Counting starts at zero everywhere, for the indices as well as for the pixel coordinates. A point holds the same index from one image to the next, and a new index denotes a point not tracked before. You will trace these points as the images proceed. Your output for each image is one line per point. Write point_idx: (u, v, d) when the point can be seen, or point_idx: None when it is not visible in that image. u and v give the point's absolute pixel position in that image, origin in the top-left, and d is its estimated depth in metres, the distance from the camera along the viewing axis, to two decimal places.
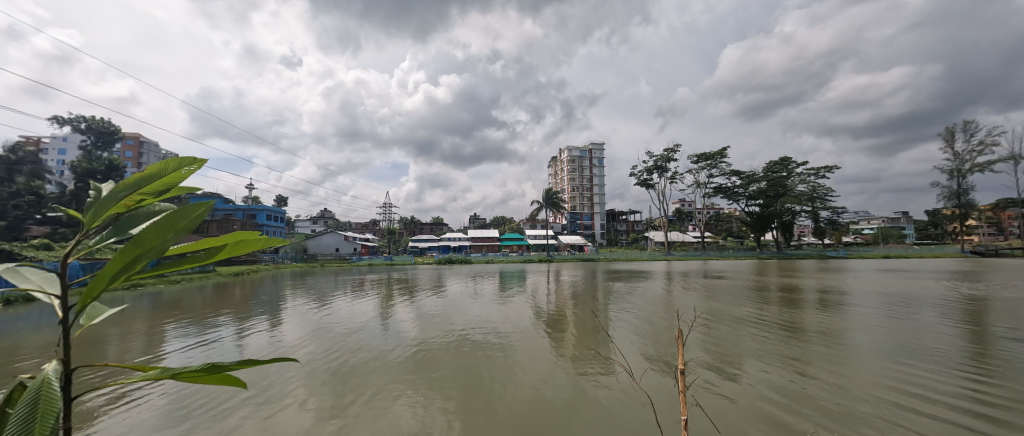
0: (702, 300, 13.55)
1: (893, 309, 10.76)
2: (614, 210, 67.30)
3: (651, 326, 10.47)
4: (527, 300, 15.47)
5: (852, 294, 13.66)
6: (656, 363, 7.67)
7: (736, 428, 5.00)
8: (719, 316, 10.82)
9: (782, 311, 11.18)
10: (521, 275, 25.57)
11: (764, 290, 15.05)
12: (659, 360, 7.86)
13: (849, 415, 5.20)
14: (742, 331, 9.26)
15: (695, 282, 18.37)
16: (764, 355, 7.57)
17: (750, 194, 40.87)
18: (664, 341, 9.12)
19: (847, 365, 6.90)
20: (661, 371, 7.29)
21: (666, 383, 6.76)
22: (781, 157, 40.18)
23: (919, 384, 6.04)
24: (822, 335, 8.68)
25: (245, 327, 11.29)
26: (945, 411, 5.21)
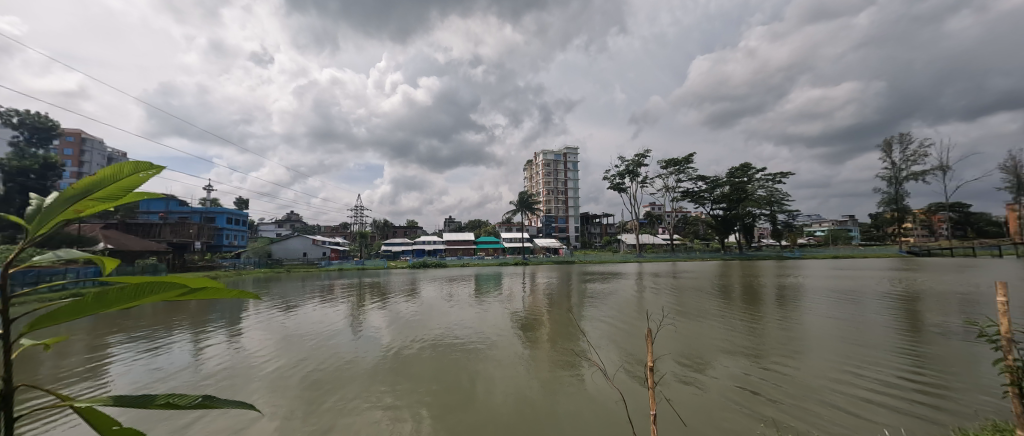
0: (669, 299, 14.11)
1: (842, 304, 11.66)
2: (587, 214, 68.70)
3: (622, 326, 10.88)
4: (502, 303, 15.63)
5: (806, 291, 14.67)
6: (626, 361, 8.04)
7: (702, 421, 5.34)
8: (688, 315, 11.31)
9: (744, 308, 11.88)
10: (496, 278, 25.70)
11: (726, 289, 15.86)
12: (629, 358, 8.21)
13: (799, 406, 5.61)
14: (708, 328, 9.76)
15: (665, 283, 18.95)
16: (727, 350, 8.09)
17: (715, 198, 42.77)
18: (634, 340, 9.51)
19: (798, 359, 7.44)
20: (631, 369, 7.62)
21: (636, 381, 7.09)
22: (742, 164, 42.34)
23: (860, 375, 6.60)
24: (778, 330, 9.30)
25: (200, 337, 10.73)
26: (886, 399, 5.74)
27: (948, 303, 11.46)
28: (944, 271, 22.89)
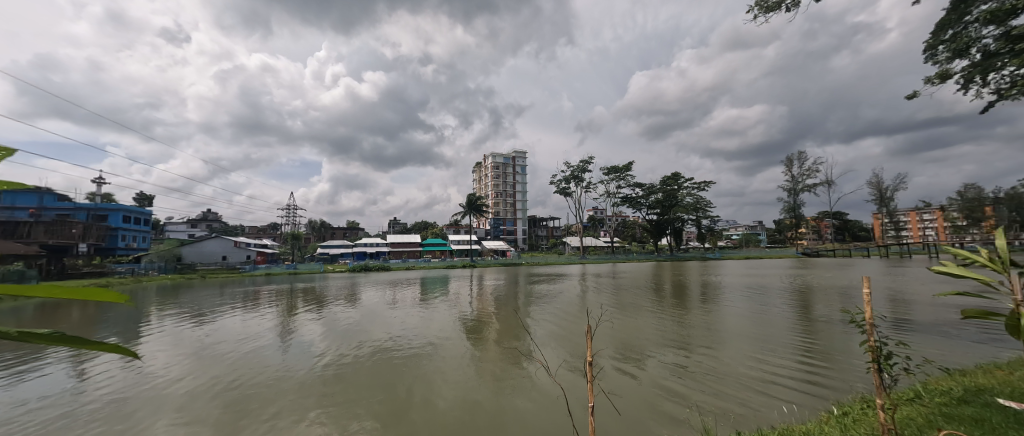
0: (608, 298, 14.91)
1: (754, 299, 13.24)
2: (535, 217, 70.33)
3: (565, 325, 11.41)
4: (448, 306, 15.52)
5: (725, 287, 16.42)
6: (569, 359, 8.47)
7: (636, 410, 5.82)
8: (625, 312, 12.08)
9: (675, 304, 13.00)
10: (443, 281, 25.38)
11: (658, 288, 17.12)
12: (571, 355, 8.67)
13: (718, 394, 6.24)
14: (643, 324, 10.50)
15: (605, 283, 19.96)
16: (659, 343, 8.83)
17: (650, 203, 45.91)
18: (577, 338, 10.03)
19: (719, 351, 8.27)
20: (573, 365, 8.06)
21: (577, 377, 7.49)
22: (673, 173, 45.90)
23: (768, 363, 7.50)
24: (702, 325, 10.26)
25: (89, 359, 9.32)
26: (786, 382, 6.67)
27: (835, 295, 13.53)
28: (833, 268, 26.82)
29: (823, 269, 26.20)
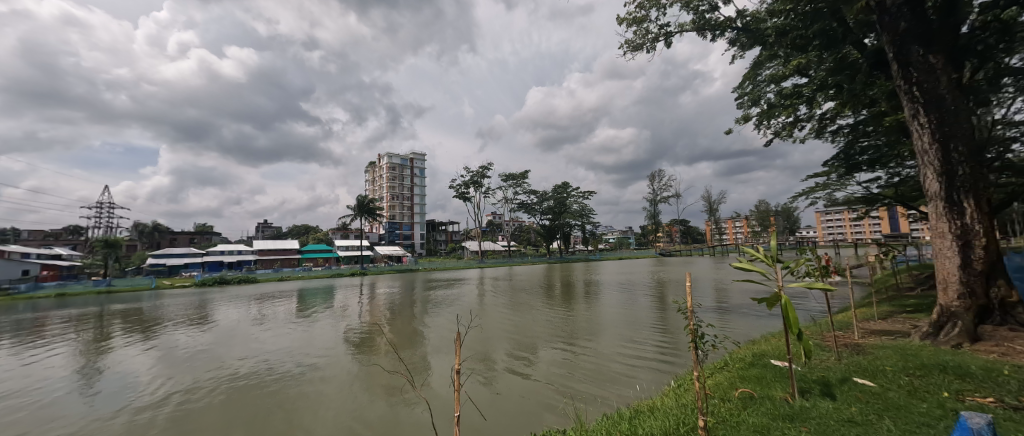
0: (502, 301, 15.46)
1: (626, 294, 15.32)
2: (433, 221, 69.03)
3: (461, 328, 11.55)
4: (332, 320, 14.17)
5: (603, 285, 18.65)
6: (465, 358, 8.63)
7: (527, 400, 6.27)
8: (519, 311, 12.76)
9: (562, 302, 14.26)
10: (327, 292, 23.11)
11: (548, 288, 18.44)
12: (468, 354, 8.85)
13: (596, 382, 6.95)
14: (534, 322, 11.22)
15: (500, 285, 20.65)
16: (549, 338, 9.61)
17: (543, 209, 49.20)
18: (473, 338, 10.26)
19: (598, 343, 9.27)
20: (469, 364, 8.24)
21: (472, 373, 7.70)
22: (563, 183, 50.16)
23: (636, 351, 8.67)
24: (586, 319, 11.40)
25: None
26: (647, 363, 7.94)
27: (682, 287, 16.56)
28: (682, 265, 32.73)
29: (676, 266, 31.74)
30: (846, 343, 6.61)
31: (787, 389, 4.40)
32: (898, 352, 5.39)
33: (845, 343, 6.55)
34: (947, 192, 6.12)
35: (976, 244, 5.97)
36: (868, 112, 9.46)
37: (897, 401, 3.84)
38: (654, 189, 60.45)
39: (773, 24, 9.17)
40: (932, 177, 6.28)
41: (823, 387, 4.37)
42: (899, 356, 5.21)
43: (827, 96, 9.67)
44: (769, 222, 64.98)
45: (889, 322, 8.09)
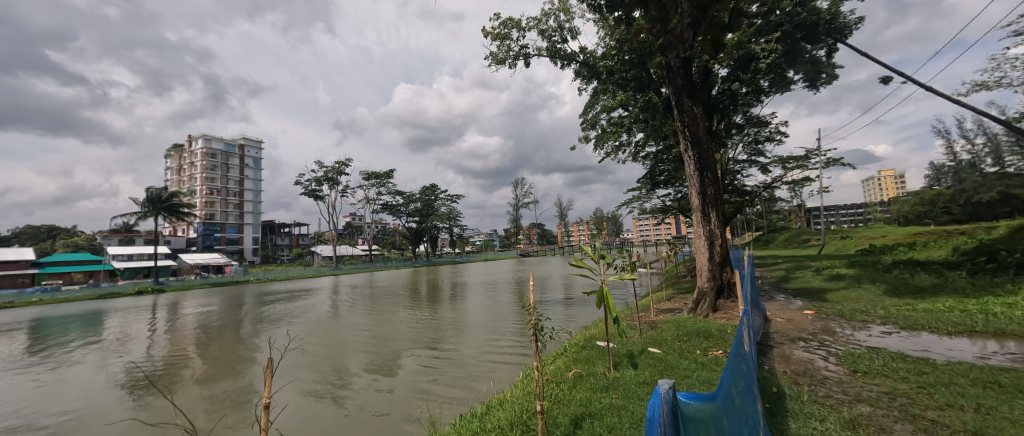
0: (357, 311, 14.05)
1: (490, 294, 15.99)
2: (272, 223, 58.71)
3: (309, 341, 10.06)
4: (111, 353, 10.39)
5: (468, 286, 19.11)
6: (313, 374, 7.52)
7: (390, 408, 5.80)
8: (380, 323, 11.82)
9: (427, 306, 13.96)
10: (101, 317, 16.93)
11: (411, 293, 17.80)
12: (317, 371, 7.73)
13: (465, 379, 6.92)
14: (396, 332, 10.56)
15: (358, 293, 18.93)
16: (413, 345, 9.20)
17: (409, 212, 47.46)
18: (323, 351, 9.05)
19: (463, 344, 9.29)
20: (317, 380, 7.20)
21: (321, 389, 6.75)
22: (431, 185, 49.25)
23: (501, 346, 9.02)
24: (451, 324, 11.31)
25: None
26: (511, 354, 8.35)
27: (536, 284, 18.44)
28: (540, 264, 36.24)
29: (535, 265, 34.97)
30: (643, 321, 8.48)
31: (605, 364, 5.29)
32: (674, 325, 7.19)
33: (644, 321, 8.49)
34: (703, 205, 8.32)
35: (715, 241, 8.37)
36: (664, 144, 12.71)
37: (672, 362, 5.13)
38: (520, 194, 65.58)
39: (604, 63, 10.89)
40: (694, 194, 8.34)
41: (628, 359, 5.42)
42: (674, 327, 6.96)
43: (640, 128, 12.39)
44: (604, 226, 77.90)
45: (670, 302, 10.96)
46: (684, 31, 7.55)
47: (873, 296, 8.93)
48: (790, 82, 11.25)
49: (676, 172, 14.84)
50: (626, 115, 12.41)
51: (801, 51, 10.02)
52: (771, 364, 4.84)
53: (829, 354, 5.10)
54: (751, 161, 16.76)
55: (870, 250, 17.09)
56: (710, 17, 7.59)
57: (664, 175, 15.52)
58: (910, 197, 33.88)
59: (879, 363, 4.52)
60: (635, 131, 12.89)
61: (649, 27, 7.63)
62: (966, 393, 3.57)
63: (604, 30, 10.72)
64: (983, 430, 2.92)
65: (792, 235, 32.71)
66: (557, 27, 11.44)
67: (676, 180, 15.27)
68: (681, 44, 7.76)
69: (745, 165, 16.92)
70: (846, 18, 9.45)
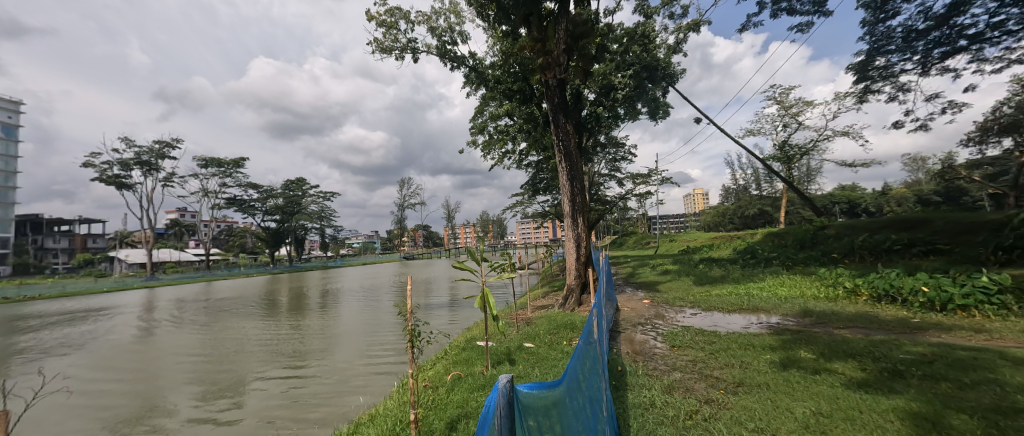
0: (192, 326, 11.32)
1: (367, 301, 14.77)
2: (43, 218, 42.84)
3: (109, 365, 7.61)
4: None
5: (341, 293, 17.38)
6: (117, 397, 5.69)
7: (237, 416, 4.73)
8: (218, 338, 9.50)
9: (289, 318, 12.10)
10: None
11: (268, 304, 15.30)
12: (122, 393, 5.88)
13: (332, 381, 5.80)
14: (241, 346, 8.58)
15: (192, 308, 15.32)
16: (266, 354, 7.77)
17: (267, 209, 40.51)
18: (134, 373, 6.97)
19: (332, 347, 7.94)
20: (122, 402, 5.48)
21: (128, 411, 5.13)
22: (298, 178, 43.13)
23: (379, 344, 7.98)
24: (317, 332, 9.73)
25: None
26: (392, 346, 7.78)
27: (418, 287, 17.87)
28: (422, 268, 35.31)
29: (417, 269, 33.90)
30: (521, 318, 9.09)
31: (484, 363, 5.17)
32: (546, 320, 7.93)
33: (522, 318, 9.10)
34: (573, 212, 9.29)
35: (581, 243, 9.41)
36: (544, 155, 13.99)
37: (543, 354, 5.44)
38: (403, 194, 63.11)
39: (492, 72, 11.32)
40: (566, 201, 9.28)
41: (506, 356, 5.47)
42: (546, 322, 7.68)
43: (523, 138, 13.37)
44: (484, 229, 80.72)
45: (545, 299, 12.03)
46: (561, 56, 8.40)
47: (688, 285, 11.54)
48: (638, 112, 13.64)
49: (553, 181, 16.45)
50: (512, 124, 13.28)
51: (647, 88, 12.35)
52: (618, 346, 5.80)
53: (658, 334, 6.37)
54: (610, 176, 19.79)
55: (687, 251, 21.99)
56: (581, 47, 8.61)
57: (542, 183, 17.08)
58: (710, 210, 44.93)
59: (688, 338, 5.85)
60: (519, 141, 13.88)
61: (531, 45, 8.32)
62: (739, 354, 4.91)
63: (493, 41, 11.21)
64: (745, 380, 4.10)
65: (637, 239, 39.60)
66: (448, 28, 11.44)
67: (553, 188, 16.92)
68: (557, 67, 8.58)
69: (607, 178, 19.81)
70: (673, 68, 12.18)
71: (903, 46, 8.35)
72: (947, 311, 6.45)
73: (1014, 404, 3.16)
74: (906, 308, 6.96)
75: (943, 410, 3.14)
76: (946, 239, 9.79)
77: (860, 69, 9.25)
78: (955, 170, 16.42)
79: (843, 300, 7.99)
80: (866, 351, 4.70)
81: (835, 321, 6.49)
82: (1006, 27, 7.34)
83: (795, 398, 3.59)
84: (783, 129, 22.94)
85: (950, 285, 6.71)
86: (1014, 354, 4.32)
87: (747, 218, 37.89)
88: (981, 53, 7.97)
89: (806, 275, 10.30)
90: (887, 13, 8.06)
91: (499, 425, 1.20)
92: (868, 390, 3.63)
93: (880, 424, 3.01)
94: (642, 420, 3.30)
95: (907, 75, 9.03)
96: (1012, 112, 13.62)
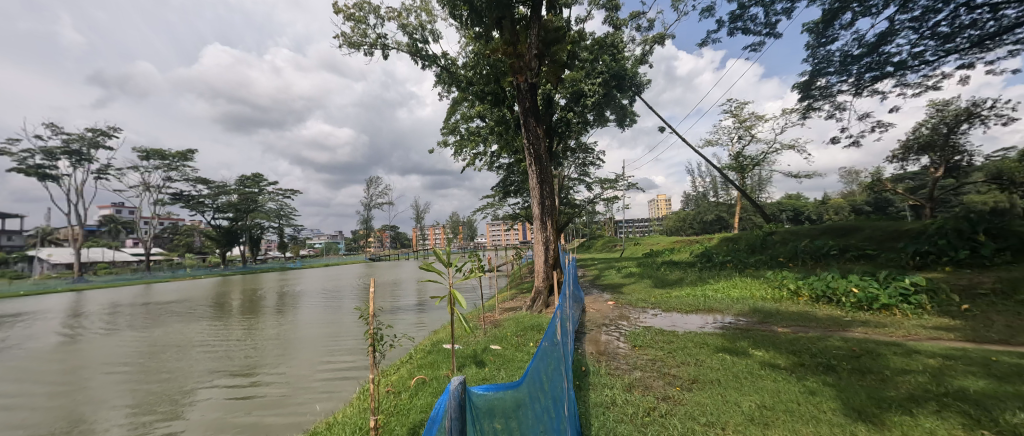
0: (130, 332, 10.42)
1: (329, 304, 14.21)
2: None
3: (27, 376, 6.86)
4: None
5: (301, 296, 16.62)
6: (37, 412, 5.14)
7: (178, 429, 4.41)
8: (160, 345, 8.78)
9: (242, 322, 11.43)
10: None
11: (220, 307, 14.37)
12: (43, 407, 5.31)
13: (286, 391, 5.45)
14: (187, 352, 7.99)
15: (131, 312, 14.09)
16: (214, 361, 7.29)
17: (218, 206, 38.00)
18: (57, 384, 6.32)
19: (290, 354, 7.50)
20: (43, 416, 4.97)
21: (49, 427, 4.66)
22: (254, 174, 40.82)
23: (341, 350, 7.60)
24: (273, 338, 9.18)
25: None
26: (353, 351, 7.51)
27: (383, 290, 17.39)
28: (388, 269, 34.43)
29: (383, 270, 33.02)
30: (489, 320, 9.08)
31: (449, 367, 5.11)
32: (514, 322, 7.96)
33: (489, 321, 9.08)
34: (542, 214, 9.34)
35: (550, 245, 9.49)
36: (515, 158, 14.06)
37: (509, 356, 5.46)
38: (369, 194, 61.35)
39: (463, 73, 11.27)
40: (535, 204, 9.36)
41: (472, 359, 5.44)
42: (513, 324, 7.70)
43: (495, 140, 13.42)
44: (453, 230, 79.84)
45: (513, 301, 12.09)
46: (532, 60, 8.46)
47: (650, 287, 11.98)
48: (606, 120, 14.00)
49: (523, 184, 16.59)
50: (484, 126, 13.28)
51: (615, 96, 12.78)
52: (583, 347, 5.91)
53: (621, 335, 6.56)
54: (580, 180, 20.23)
55: (649, 254, 22.82)
56: (552, 53, 8.73)
57: (513, 186, 17.18)
58: (671, 215, 46.93)
59: (649, 338, 6.07)
60: (490, 143, 13.90)
61: (502, 49, 8.36)
62: (695, 353, 5.14)
63: (466, 42, 11.15)
64: (699, 376, 4.31)
65: (603, 242, 40.61)
66: (419, 26, 11.26)
67: (523, 190, 17.07)
68: (529, 70, 8.62)
69: (576, 183, 20.21)
70: (640, 78, 12.66)
71: (841, 69, 9.10)
72: (875, 310, 7.09)
73: (926, 393, 3.51)
74: (840, 308, 7.58)
75: (868, 401, 3.44)
76: (875, 245, 10.78)
77: (804, 88, 9.99)
78: (883, 182, 18.11)
79: (788, 301, 8.58)
80: (806, 348, 5.06)
81: (780, 321, 6.95)
82: (924, 57, 8.20)
83: (742, 392, 3.82)
84: (737, 140, 24.39)
85: (878, 287, 7.37)
86: (928, 348, 4.80)
87: (705, 223, 39.89)
88: (904, 79, 8.85)
89: (756, 277, 10.99)
90: (827, 37, 8.76)
91: (450, 428, 1.12)
92: (806, 383, 3.92)
93: (815, 415, 3.25)
94: (603, 418, 3.38)
95: (843, 96, 9.86)
96: (929, 132, 15.23)
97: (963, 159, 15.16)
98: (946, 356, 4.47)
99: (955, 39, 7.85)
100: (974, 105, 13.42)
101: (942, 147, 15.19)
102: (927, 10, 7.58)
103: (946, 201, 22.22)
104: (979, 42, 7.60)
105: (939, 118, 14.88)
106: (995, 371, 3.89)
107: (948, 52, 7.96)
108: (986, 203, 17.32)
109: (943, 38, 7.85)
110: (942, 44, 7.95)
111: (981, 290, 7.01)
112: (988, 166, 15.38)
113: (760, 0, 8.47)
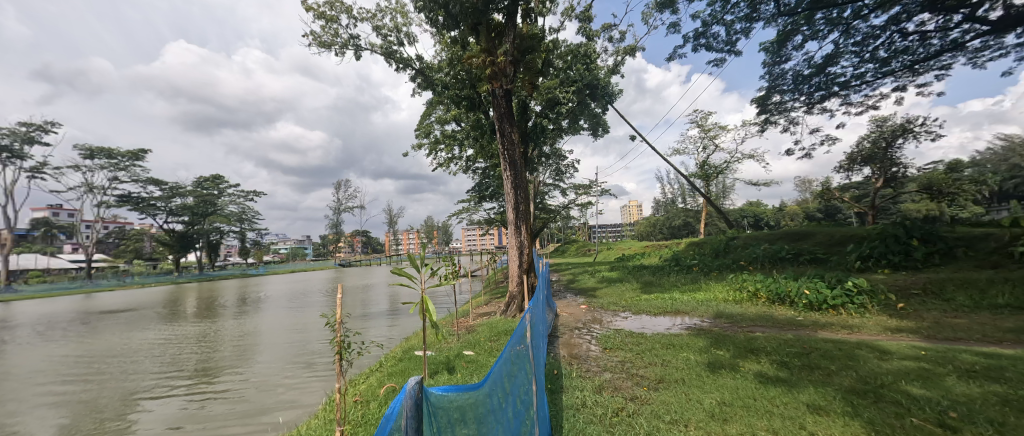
0: (68, 342, 9.64)
1: (294, 309, 13.73)
2: None
3: None
4: None
5: (263, 302, 15.97)
6: None
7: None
8: (104, 355, 8.14)
9: (197, 328, 10.90)
10: None
11: (174, 314, 13.55)
12: None
13: (248, 399, 5.25)
14: (135, 363, 7.43)
15: (72, 322, 12.98)
16: (166, 369, 6.92)
17: (172, 209, 35.68)
18: None
19: (252, 362, 7.13)
20: None
21: None
22: (214, 175, 38.82)
23: (307, 358, 7.32)
24: (234, 345, 8.75)
25: None
26: (318, 358, 7.25)
27: (351, 295, 16.84)
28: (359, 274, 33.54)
29: (354, 275, 32.10)
30: (462, 326, 8.98)
31: (421, 373, 5.04)
32: (487, 327, 7.92)
33: (462, 326, 9.01)
34: (516, 220, 9.35)
35: (523, 250, 9.51)
36: (490, 162, 14.08)
37: (482, 361, 5.45)
38: (339, 198, 59.70)
39: (438, 77, 11.24)
40: (510, 209, 9.33)
41: (444, 366, 5.37)
42: (487, 329, 7.68)
43: (470, 145, 13.44)
44: (427, 235, 78.68)
45: (488, 306, 12.00)
46: (507, 66, 8.51)
47: (622, 290, 12.24)
48: (580, 128, 14.29)
49: (499, 188, 16.65)
50: (460, 129, 13.28)
51: (588, 105, 13.01)
52: (556, 350, 5.98)
53: (593, 337, 6.67)
54: (554, 185, 20.50)
55: (621, 258, 23.38)
56: (526, 61, 8.81)
57: (489, 190, 17.21)
58: (643, 222, 48.34)
59: (619, 340, 6.20)
60: (465, 147, 13.91)
61: (478, 56, 8.42)
62: (661, 353, 5.30)
63: (440, 47, 11.17)
64: (664, 376, 4.44)
65: (577, 246, 41.23)
66: (394, 28, 11.14)
67: (498, 195, 17.14)
68: (504, 77, 8.66)
69: (551, 188, 20.47)
70: (611, 87, 12.98)
71: (794, 87, 9.72)
72: (824, 310, 7.57)
73: (865, 385, 3.77)
74: (794, 309, 8.04)
75: (814, 394, 3.66)
76: (825, 249, 11.51)
77: (761, 103, 10.59)
78: (833, 191, 19.30)
79: (747, 302, 9.00)
80: (762, 346, 5.32)
81: (741, 321, 7.28)
82: (866, 78, 8.88)
83: (704, 390, 3.96)
84: (703, 149, 25.54)
85: (827, 288, 7.85)
86: (869, 344, 5.18)
87: (674, 228, 41.27)
88: (848, 98, 9.56)
89: (719, 280, 11.45)
90: (781, 57, 9.34)
91: (405, 430, 1.09)
92: (760, 380, 4.10)
93: (769, 409, 3.41)
94: (573, 420, 3.41)
95: (797, 111, 10.53)
96: (870, 145, 16.52)
97: (899, 170, 16.46)
98: (884, 350, 4.82)
99: (892, 62, 8.56)
100: (908, 122, 14.67)
101: (881, 160, 16.46)
102: (867, 35, 8.24)
103: (886, 208, 24.08)
104: (910, 66, 8.33)
105: (878, 133, 16.17)
106: (927, 363, 4.26)
107: (886, 75, 8.67)
108: (920, 211, 18.90)
109: (881, 62, 8.55)
110: (880, 67, 8.64)
111: (914, 290, 7.61)
112: (922, 177, 16.81)
113: (721, 19, 8.91)
